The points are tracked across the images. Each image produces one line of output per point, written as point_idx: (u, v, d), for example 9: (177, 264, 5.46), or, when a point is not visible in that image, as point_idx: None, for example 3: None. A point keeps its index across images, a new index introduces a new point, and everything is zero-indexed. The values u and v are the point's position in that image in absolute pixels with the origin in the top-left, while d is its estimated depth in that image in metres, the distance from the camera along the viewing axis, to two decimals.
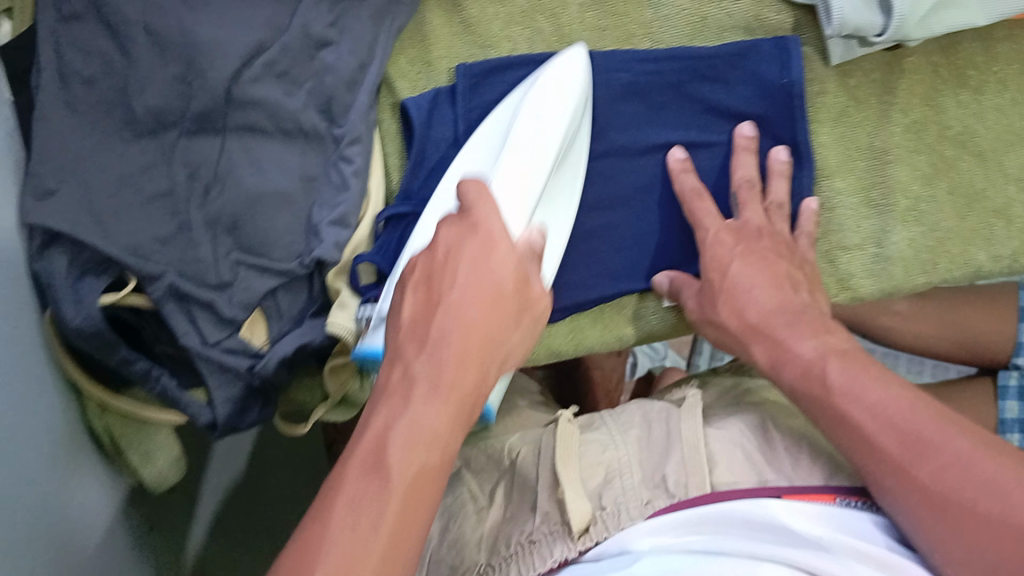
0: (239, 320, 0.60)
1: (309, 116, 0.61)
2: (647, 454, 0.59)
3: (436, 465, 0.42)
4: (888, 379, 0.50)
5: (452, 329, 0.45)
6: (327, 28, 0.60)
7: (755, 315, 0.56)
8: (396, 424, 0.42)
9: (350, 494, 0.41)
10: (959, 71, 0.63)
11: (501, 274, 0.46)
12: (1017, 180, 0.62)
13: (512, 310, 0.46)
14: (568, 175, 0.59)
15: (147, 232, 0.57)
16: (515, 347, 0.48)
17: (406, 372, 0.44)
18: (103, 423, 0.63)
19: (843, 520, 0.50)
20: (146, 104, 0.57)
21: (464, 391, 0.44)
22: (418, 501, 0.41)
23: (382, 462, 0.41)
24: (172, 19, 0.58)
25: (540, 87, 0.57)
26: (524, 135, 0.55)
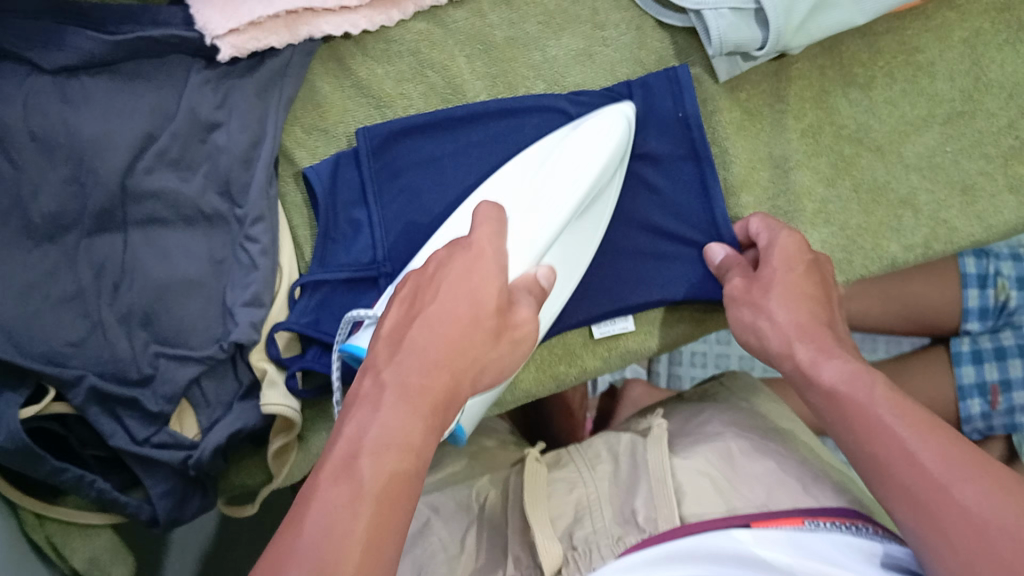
0: (166, 414, 0.59)
1: (209, 200, 0.60)
2: (615, 489, 0.60)
3: (409, 473, 0.37)
4: (937, 428, 0.44)
5: (426, 339, 0.41)
6: (214, 111, 0.61)
7: (776, 336, 0.53)
8: (366, 434, 0.38)
9: (322, 504, 0.36)
10: (845, 71, 0.65)
11: (482, 288, 0.42)
12: (917, 168, 0.63)
13: (494, 328, 0.42)
14: (597, 209, 0.59)
15: (59, 337, 0.56)
16: (500, 372, 0.43)
17: (376, 381, 0.40)
18: (44, 535, 0.61)
19: (807, 544, 0.47)
20: (41, 210, 0.57)
21: (437, 399, 0.39)
22: (393, 513, 0.36)
23: (353, 472, 0.36)
24: (55, 121, 0.57)
25: (581, 131, 0.57)
26: (550, 180, 0.54)
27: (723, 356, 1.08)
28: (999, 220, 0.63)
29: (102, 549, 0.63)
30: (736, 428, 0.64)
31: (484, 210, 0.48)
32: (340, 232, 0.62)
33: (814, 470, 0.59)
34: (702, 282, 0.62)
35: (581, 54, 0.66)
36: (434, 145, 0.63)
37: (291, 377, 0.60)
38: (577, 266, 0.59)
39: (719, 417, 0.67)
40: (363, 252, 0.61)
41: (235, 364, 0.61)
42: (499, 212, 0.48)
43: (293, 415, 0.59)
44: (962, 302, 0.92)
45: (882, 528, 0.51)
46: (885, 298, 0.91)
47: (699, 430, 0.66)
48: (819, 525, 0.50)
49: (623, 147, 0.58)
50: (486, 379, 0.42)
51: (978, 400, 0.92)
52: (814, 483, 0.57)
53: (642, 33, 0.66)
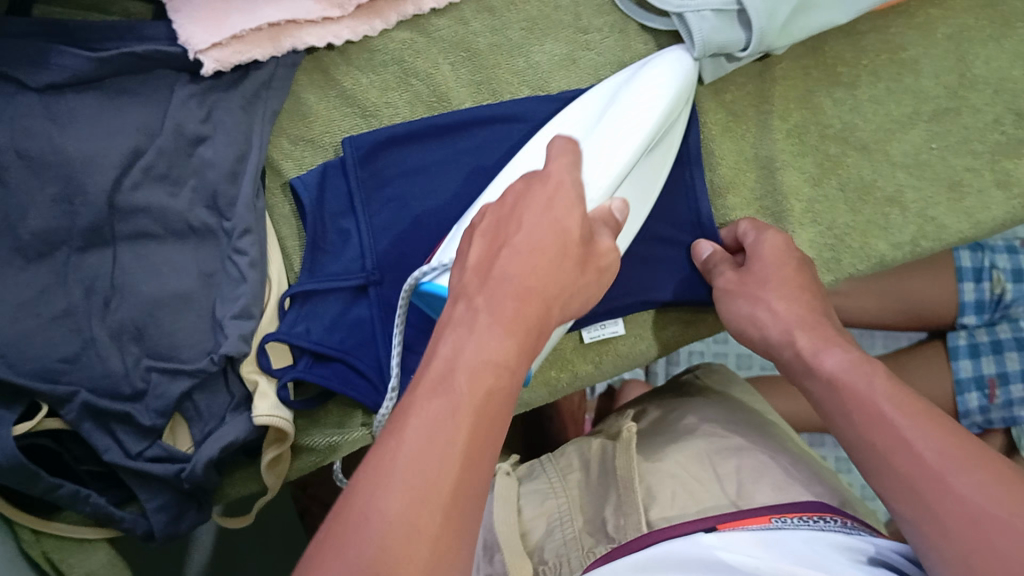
0: (158, 427, 0.59)
1: (196, 214, 0.61)
2: (586, 499, 0.61)
3: (505, 393, 0.36)
4: (942, 421, 0.43)
5: (516, 265, 0.40)
6: (200, 125, 0.61)
7: (778, 328, 0.54)
8: (461, 353, 0.37)
9: (421, 420, 0.34)
10: (830, 70, 0.65)
11: (568, 219, 0.43)
12: (904, 166, 0.63)
13: (582, 259, 0.43)
14: (666, 146, 0.60)
15: (51, 354, 0.57)
16: (585, 300, 0.44)
17: (470, 306, 0.39)
18: (40, 549, 0.61)
19: (777, 543, 0.47)
20: (30, 228, 0.57)
21: (529, 323, 0.39)
22: (487, 433, 0.35)
23: (447, 389, 0.35)
24: (42, 140, 0.57)
25: (641, 83, 0.57)
26: (621, 117, 0.55)
27: (720, 356, 1.08)
28: (987, 216, 0.62)
29: (99, 562, 0.63)
30: (708, 424, 0.66)
31: (556, 140, 0.47)
32: (329, 242, 0.62)
33: (789, 465, 0.60)
34: (690, 283, 0.62)
35: (566, 60, 0.66)
36: (419, 154, 0.63)
37: (284, 387, 0.61)
38: (651, 193, 0.59)
39: (693, 412, 0.69)
40: (352, 262, 0.61)
41: (226, 377, 0.61)
42: (574, 144, 0.47)
43: (286, 426, 0.59)
44: (959, 295, 0.93)
45: (848, 520, 0.53)
46: (880, 296, 0.92)
47: (673, 429, 0.67)
48: (785, 523, 0.51)
49: (682, 87, 0.58)
50: (574, 306, 0.43)
51: (974, 394, 0.92)
52: (787, 480, 0.58)
53: (627, 38, 0.66)
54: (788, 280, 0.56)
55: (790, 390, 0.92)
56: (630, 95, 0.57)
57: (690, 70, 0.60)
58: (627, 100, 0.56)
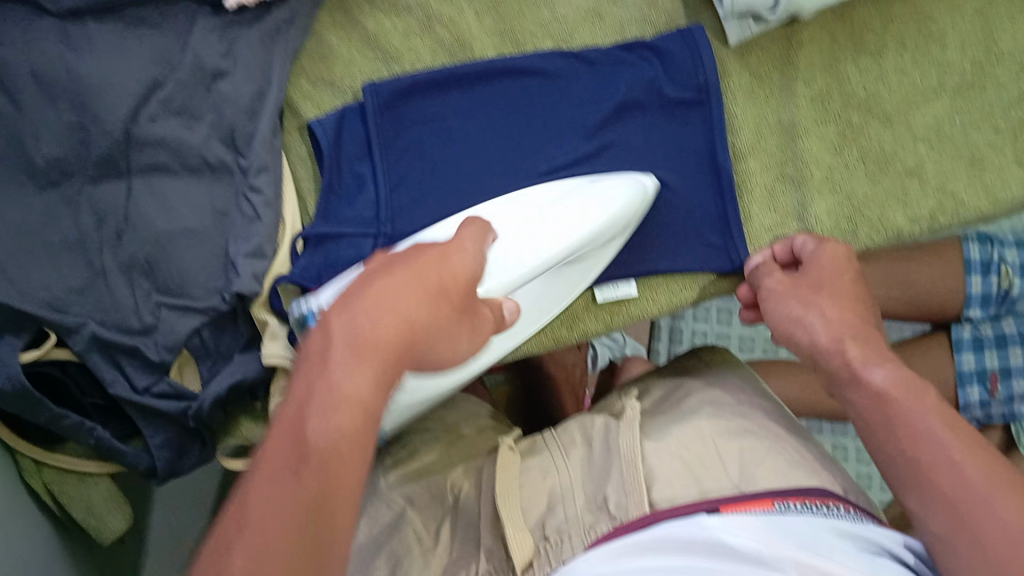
0: (167, 363, 0.59)
1: (213, 149, 0.60)
2: (589, 475, 0.60)
3: (359, 431, 0.35)
4: (972, 439, 0.43)
5: (376, 298, 0.39)
6: (220, 59, 0.60)
7: (828, 336, 0.49)
8: (312, 388, 0.35)
9: (262, 489, 0.33)
10: (856, 37, 0.64)
11: (446, 272, 0.43)
12: (924, 139, 0.63)
13: (448, 305, 0.41)
14: (579, 275, 0.61)
15: (60, 283, 0.57)
16: (454, 345, 0.42)
17: (326, 336, 0.38)
18: (42, 481, 0.61)
19: (778, 524, 0.47)
20: (44, 155, 0.56)
21: (392, 354, 0.37)
22: (344, 470, 0.34)
23: (297, 430, 0.34)
24: (59, 66, 0.57)
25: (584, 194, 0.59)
26: (543, 225, 0.57)
27: (723, 335, 1.08)
28: (1006, 194, 0.62)
29: (99, 497, 0.63)
30: (711, 406, 0.66)
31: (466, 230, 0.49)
32: (344, 186, 0.62)
33: (790, 446, 0.60)
34: (706, 245, 0.63)
35: (591, 14, 0.66)
36: (438, 102, 0.63)
37: (295, 328, 0.61)
38: (546, 308, 0.62)
39: (695, 394, 0.69)
40: (366, 207, 0.62)
41: (236, 318, 0.61)
42: (477, 227, 0.50)
43: (294, 369, 0.60)
44: (966, 288, 0.92)
45: (849, 507, 0.52)
46: (886, 280, 0.90)
47: (677, 409, 0.67)
48: (789, 507, 0.49)
49: (626, 218, 0.59)
50: (440, 349, 0.41)
51: (976, 387, 0.93)
52: (787, 459, 0.58)
53: None
54: (844, 292, 0.51)
55: (793, 371, 0.92)
56: (543, 213, 0.58)
57: (642, 197, 0.60)
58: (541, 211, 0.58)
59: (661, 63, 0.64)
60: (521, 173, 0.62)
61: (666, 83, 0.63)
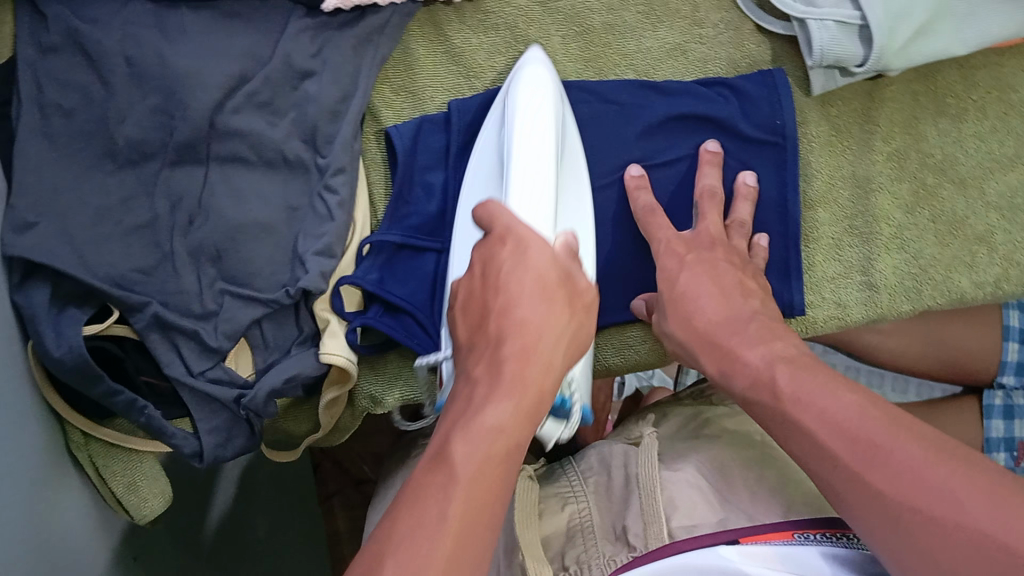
0: (223, 350, 0.60)
1: (292, 145, 0.61)
2: (606, 506, 0.61)
3: (502, 457, 0.40)
4: (801, 364, 0.50)
5: (508, 330, 0.43)
6: (309, 60, 0.62)
7: (703, 324, 0.55)
8: (459, 425, 0.41)
9: (413, 513, 0.38)
10: (938, 99, 0.66)
11: (547, 270, 0.45)
12: (995, 207, 0.65)
13: (564, 303, 0.44)
14: (575, 183, 0.59)
15: (127, 262, 0.57)
16: (576, 348, 0.45)
17: (468, 377, 0.43)
18: (87, 453, 0.62)
19: (795, 555, 0.47)
20: (126, 135, 0.57)
21: (528, 387, 0.42)
22: (483, 500, 0.39)
23: (444, 465, 0.39)
24: (151, 50, 0.58)
25: (518, 106, 0.57)
26: (525, 150, 0.54)
27: None
28: None
29: (141, 474, 0.64)
30: (730, 434, 0.65)
31: (492, 212, 0.47)
32: (413, 197, 0.64)
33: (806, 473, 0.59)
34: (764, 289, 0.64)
35: (674, 50, 0.67)
36: None
37: (353, 331, 0.61)
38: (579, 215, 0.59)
39: (713, 424, 0.67)
40: (431, 219, 0.63)
41: (297, 311, 0.62)
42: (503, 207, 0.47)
43: (349, 368, 0.60)
44: (1002, 354, 0.92)
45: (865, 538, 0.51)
46: (923, 340, 0.91)
47: (695, 438, 0.66)
48: (808, 538, 0.49)
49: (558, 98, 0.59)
50: (569, 356, 0.45)
51: (1003, 454, 0.90)
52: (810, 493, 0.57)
53: (740, 36, 0.67)
54: (717, 268, 0.57)
55: None
56: (521, 144, 0.54)
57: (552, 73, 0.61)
58: (523, 145, 0.54)
59: (740, 102, 0.64)
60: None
61: (741, 123, 0.64)
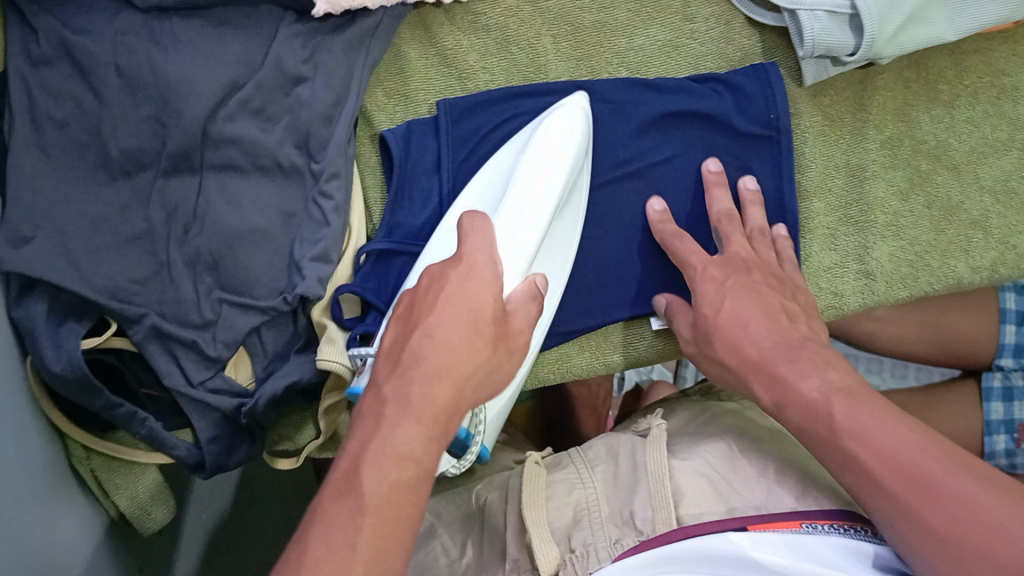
0: (223, 359, 0.60)
1: (286, 152, 0.61)
2: (614, 492, 0.61)
3: (411, 484, 0.39)
4: (859, 395, 0.50)
5: (427, 351, 0.42)
6: (301, 65, 0.61)
7: (754, 351, 0.55)
8: (367, 447, 0.40)
9: (320, 538, 0.37)
10: (930, 85, 0.66)
11: (480, 298, 0.45)
12: (991, 191, 0.65)
13: (491, 336, 0.44)
14: (563, 233, 0.61)
15: (124, 274, 0.57)
16: (501, 380, 0.45)
17: (378, 396, 0.42)
18: (88, 466, 0.62)
19: (805, 542, 0.48)
20: (120, 145, 0.57)
21: (441, 410, 0.41)
22: (394, 525, 0.38)
23: (353, 486, 0.38)
24: (142, 59, 0.58)
25: (539, 137, 0.59)
26: (520, 191, 0.56)
27: None
28: None
29: (143, 486, 0.64)
30: (735, 428, 0.65)
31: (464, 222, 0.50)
32: (409, 199, 0.64)
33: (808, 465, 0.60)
34: None
35: (667, 45, 0.67)
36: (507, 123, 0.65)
37: (353, 338, 0.61)
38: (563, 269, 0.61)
39: (718, 420, 0.67)
40: (429, 222, 0.64)
41: (294, 317, 0.62)
42: (481, 217, 0.50)
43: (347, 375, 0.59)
44: (1001, 336, 0.92)
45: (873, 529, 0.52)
46: (921, 327, 0.91)
47: (699, 433, 0.66)
48: (815, 528, 0.49)
49: (585, 142, 0.60)
50: (489, 387, 0.44)
51: (1003, 436, 0.90)
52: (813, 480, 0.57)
53: (731, 29, 0.67)
54: (766, 299, 0.58)
55: None
56: (528, 172, 0.57)
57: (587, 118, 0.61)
58: (526, 175, 0.57)
59: (734, 97, 0.64)
60: None
61: (736, 118, 0.64)
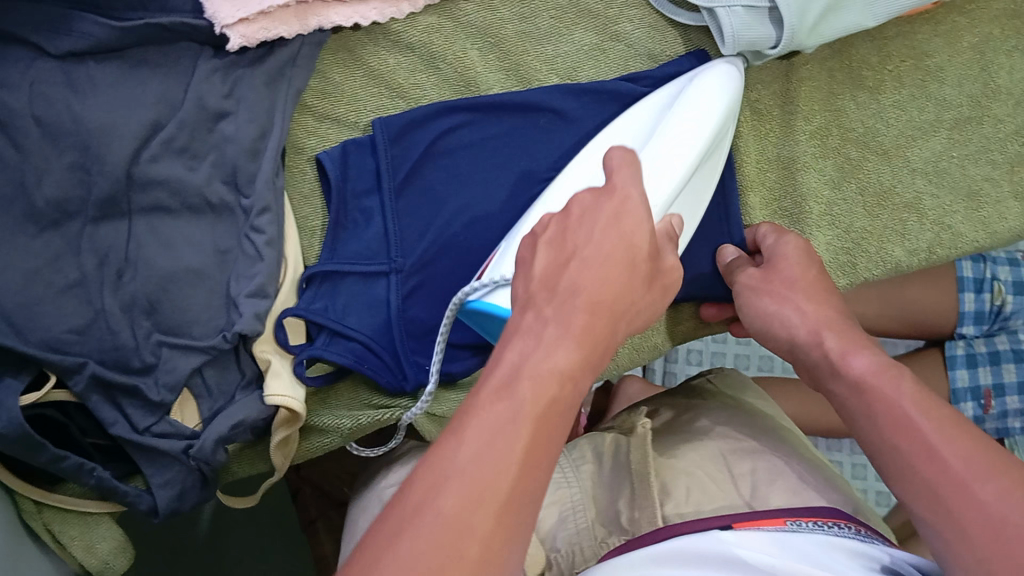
0: (167, 403, 0.58)
1: (214, 189, 0.60)
2: (602, 492, 0.60)
3: (564, 404, 0.37)
4: (893, 369, 0.48)
5: (586, 277, 0.41)
6: (222, 100, 0.61)
7: (828, 316, 0.53)
8: (526, 362, 0.37)
9: (480, 428, 0.35)
10: (854, 74, 0.66)
11: (638, 233, 0.43)
12: (922, 173, 0.66)
13: (646, 275, 0.43)
14: (708, 173, 0.61)
15: (62, 324, 0.56)
16: (643, 318, 0.44)
17: (538, 314, 0.40)
18: (41, 521, 0.61)
19: (789, 540, 0.48)
20: (46, 196, 0.56)
21: (594, 335, 0.39)
22: (548, 441, 0.36)
23: (512, 392, 0.36)
24: (61, 107, 0.57)
25: (692, 94, 0.59)
26: (673, 131, 0.57)
27: (718, 353, 1.07)
28: (1001, 227, 0.66)
29: (99, 538, 0.63)
30: (722, 427, 0.65)
31: (613, 158, 0.46)
32: (350, 220, 0.64)
33: (803, 471, 0.59)
34: (703, 276, 0.64)
35: (595, 50, 0.67)
36: (444, 140, 0.65)
37: (300, 365, 0.61)
38: (698, 209, 0.60)
39: (703, 417, 0.68)
40: (374, 239, 0.63)
41: (237, 355, 0.61)
42: (632, 156, 0.47)
43: (297, 407, 0.60)
44: (959, 305, 0.92)
45: (860, 528, 0.52)
46: (881, 302, 0.90)
47: (687, 430, 0.66)
48: (800, 525, 0.50)
49: (729, 105, 0.60)
50: (636, 319, 0.43)
51: (970, 404, 0.92)
52: (800, 484, 0.57)
53: (656, 35, 0.67)
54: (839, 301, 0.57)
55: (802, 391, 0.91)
56: (681, 113, 0.58)
57: (736, 81, 0.61)
58: (681, 116, 0.58)
59: None
60: (518, 201, 0.64)
61: None
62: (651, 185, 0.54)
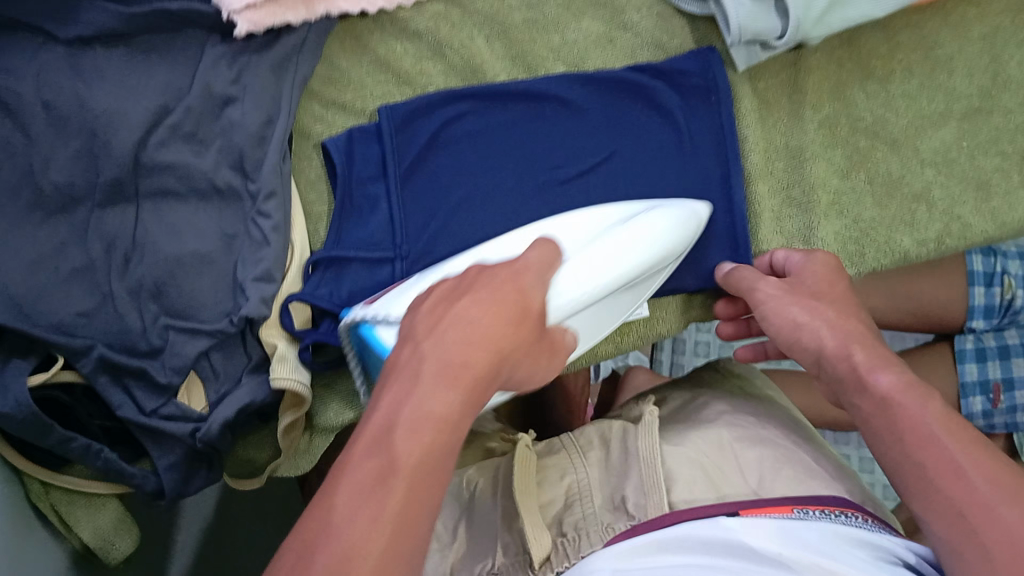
0: (174, 386, 0.59)
1: (221, 174, 0.61)
2: (608, 478, 0.60)
3: (444, 453, 0.36)
4: (918, 385, 0.47)
5: (477, 320, 0.40)
6: (229, 86, 0.61)
7: (850, 323, 0.52)
8: (404, 406, 0.36)
9: (350, 486, 0.34)
10: (864, 62, 0.66)
11: (526, 289, 0.43)
12: (931, 163, 0.66)
13: (533, 326, 0.42)
14: (622, 302, 0.59)
15: (69, 308, 0.56)
16: (533, 368, 0.43)
17: (415, 351, 0.39)
18: (49, 504, 0.62)
19: (794, 526, 0.47)
20: (53, 180, 0.56)
21: (474, 378, 0.38)
22: (423, 493, 0.35)
23: (386, 445, 0.35)
24: (68, 92, 0.57)
25: (642, 218, 0.58)
26: (612, 244, 0.55)
27: (725, 345, 1.07)
28: (1012, 217, 0.65)
29: (106, 521, 0.63)
30: (730, 415, 0.65)
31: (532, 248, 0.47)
32: (356, 207, 0.63)
33: (811, 460, 0.59)
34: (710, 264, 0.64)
35: (601, 39, 0.67)
36: (449, 127, 0.65)
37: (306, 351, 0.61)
38: (599, 334, 0.58)
39: (711, 405, 0.67)
40: (380, 227, 0.63)
41: (245, 341, 0.61)
42: (555, 251, 0.48)
43: (302, 390, 0.59)
44: (969, 299, 0.91)
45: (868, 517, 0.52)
46: (892, 297, 0.88)
47: (693, 419, 0.66)
48: (807, 514, 0.50)
49: (679, 244, 0.59)
50: (523, 366, 0.42)
51: (979, 398, 0.91)
52: (807, 473, 0.57)
53: (664, 26, 0.67)
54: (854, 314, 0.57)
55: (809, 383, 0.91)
56: (630, 231, 0.56)
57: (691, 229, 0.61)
58: (626, 232, 0.56)
59: (670, 84, 0.65)
60: (523, 189, 0.64)
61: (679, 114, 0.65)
62: (577, 281, 0.51)
